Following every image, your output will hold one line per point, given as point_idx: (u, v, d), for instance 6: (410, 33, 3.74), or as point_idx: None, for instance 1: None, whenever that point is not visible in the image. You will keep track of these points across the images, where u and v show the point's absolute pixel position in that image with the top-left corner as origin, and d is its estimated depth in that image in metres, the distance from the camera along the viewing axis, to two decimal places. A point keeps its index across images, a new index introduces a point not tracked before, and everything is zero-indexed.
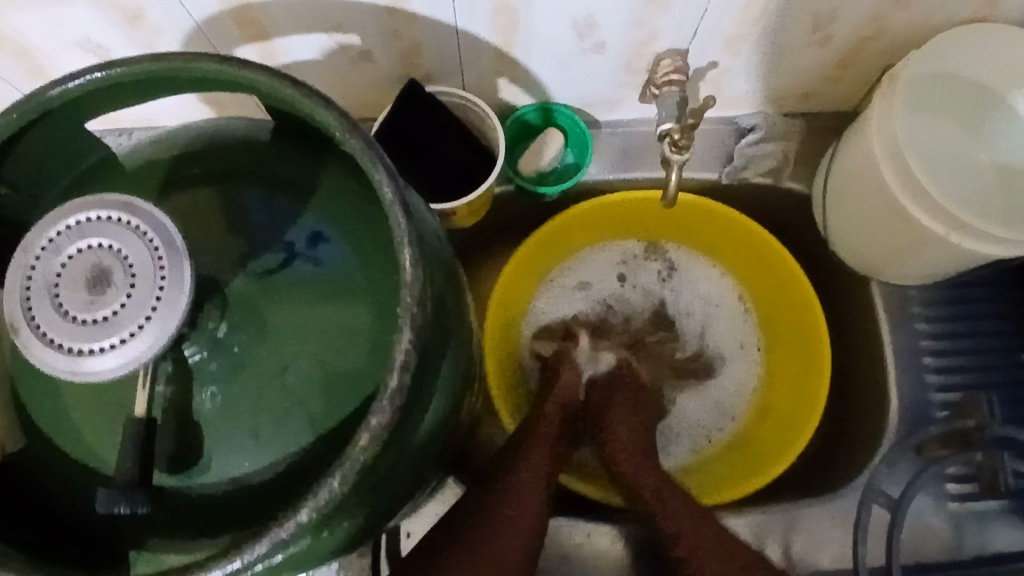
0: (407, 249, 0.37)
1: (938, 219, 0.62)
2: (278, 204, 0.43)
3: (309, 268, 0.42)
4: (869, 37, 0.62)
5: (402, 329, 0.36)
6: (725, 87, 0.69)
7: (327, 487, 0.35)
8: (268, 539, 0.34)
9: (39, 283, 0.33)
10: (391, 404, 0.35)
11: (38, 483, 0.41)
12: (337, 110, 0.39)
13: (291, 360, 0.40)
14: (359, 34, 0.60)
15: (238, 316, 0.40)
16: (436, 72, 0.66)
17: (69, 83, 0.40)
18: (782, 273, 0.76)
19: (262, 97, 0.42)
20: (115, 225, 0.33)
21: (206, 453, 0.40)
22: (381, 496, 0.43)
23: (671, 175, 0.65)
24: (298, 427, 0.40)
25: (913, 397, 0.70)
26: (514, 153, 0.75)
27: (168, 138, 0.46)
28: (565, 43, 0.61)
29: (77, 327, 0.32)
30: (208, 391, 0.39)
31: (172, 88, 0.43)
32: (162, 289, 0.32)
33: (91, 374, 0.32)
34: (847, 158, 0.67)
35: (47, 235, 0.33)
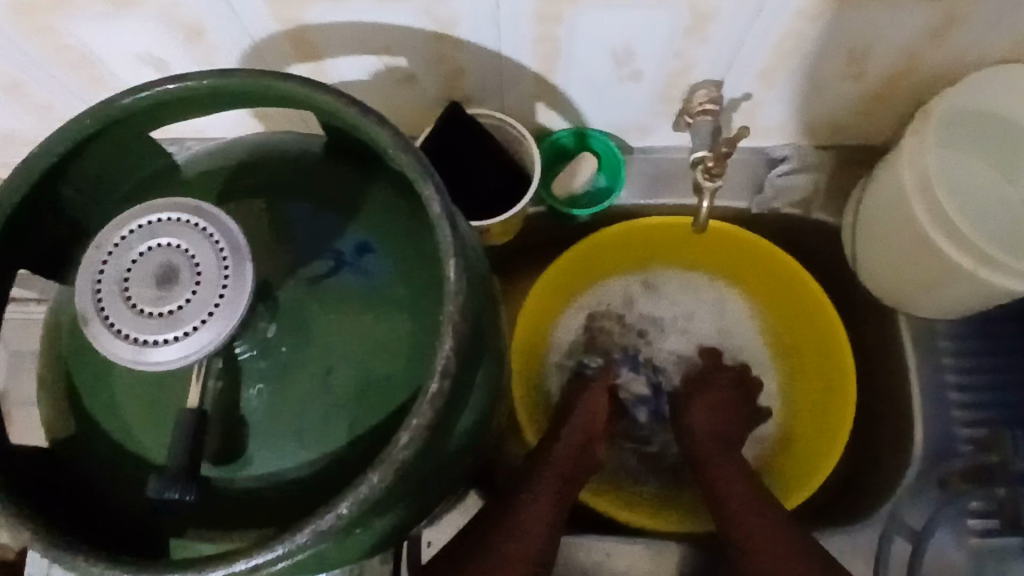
0: (452, 261, 0.39)
1: (967, 253, 0.63)
2: (329, 214, 0.45)
3: (356, 277, 0.44)
4: (902, 74, 0.64)
5: (444, 336, 0.38)
6: (757, 118, 0.71)
7: (366, 483, 0.36)
8: (309, 529, 0.36)
9: (111, 277, 0.35)
10: (431, 406, 0.37)
11: (89, 468, 0.43)
12: (391, 128, 0.41)
13: (335, 364, 0.42)
14: (406, 57, 0.62)
15: (287, 320, 0.42)
16: (476, 95, 0.69)
17: (142, 94, 0.43)
18: (810, 302, 0.77)
19: (319, 114, 0.44)
20: (184, 227, 0.35)
21: (250, 448, 0.41)
22: (414, 498, 0.45)
23: (702, 202, 0.66)
24: (340, 427, 0.42)
25: (939, 431, 0.69)
26: (547, 175, 0.77)
27: (226, 149, 0.49)
28: (603, 71, 0.64)
29: (146, 321, 0.34)
30: (255, 388, 0.41)
31: (233, 103, 0.46)
32: (224, 288, 0.34)
33: (154, 364, 0.34)
34: (879, 190, 0.68)
35: (120, 234, 0.36)
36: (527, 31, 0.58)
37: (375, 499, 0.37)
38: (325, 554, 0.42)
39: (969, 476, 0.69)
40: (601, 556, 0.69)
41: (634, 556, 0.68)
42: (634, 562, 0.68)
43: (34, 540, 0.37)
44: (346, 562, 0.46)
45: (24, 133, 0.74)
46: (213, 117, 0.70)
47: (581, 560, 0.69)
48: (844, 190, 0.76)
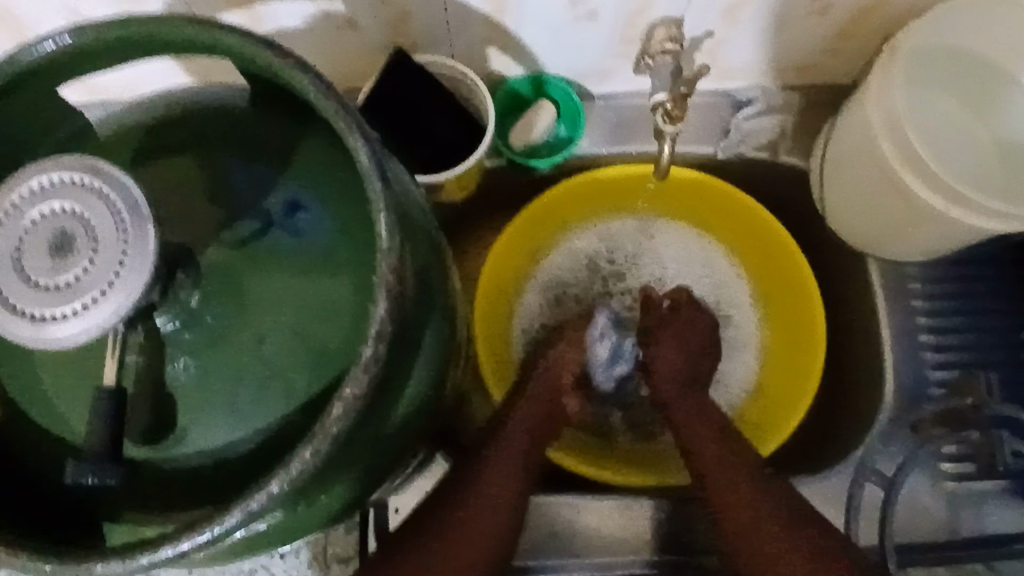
0: (385, 217, 0.36)
1: (937, 192, 0.60)
2: (256, 171, 0.42)
3: (287, 238, 0.41)
4: (870, 7, 0.61)
5: (378, 299, 0.35)
6: (723, 58, 0.68)
7: (299, 459, 0.33)
8: (240, 510, 0.33)
9: (3, 248, 0.32)
10: (366, 374, 0.34)
11: (8, 454, 0.40)
12: (313, 73, 0.37)
13: (267, 332, 0.39)
14: (345, 0, 0.58)
15: (213, 287, 0.39)
16: (424, 41, 0.65)
17: (40, 47, 0.38)
18: (778, 248, 0.75)
19: (237, 61, 0.40)
20: (79, 189, 0.32)
21: (180, 425, 0.39)
22: (363, 468, 0.43)
23: (664, 147, 0.62)
24: (277, 398, 0.39)
25: (910, 376, 0.69)
26: (504, 125, 0.73)
27: (144, 105, 0.45)
28: (557, 11, 0.60)
29: (42, 294, 0.31)
30: (182, 360, 0.38)
31: (145, 53, 0.41)
32: (125, 254, 0.31)
33: (54, 341, 0.31)
34: (846, 129, 0.65)
35: (12, 199, 0.32)
36: None
37: (312, 473, 0.35)
38: (268, 530, 0.40)
39: (943, 420, 0.68)
40: (573, 513, 0.67)
41: (605, 512, 0.67)
42: (605, 523, 0.66)
43: None
44: (296, 535, 0.44)
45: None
46: (144, 71, 0.65)
47: (551, 520, 0.67)
48: (814, 132, 0.73)
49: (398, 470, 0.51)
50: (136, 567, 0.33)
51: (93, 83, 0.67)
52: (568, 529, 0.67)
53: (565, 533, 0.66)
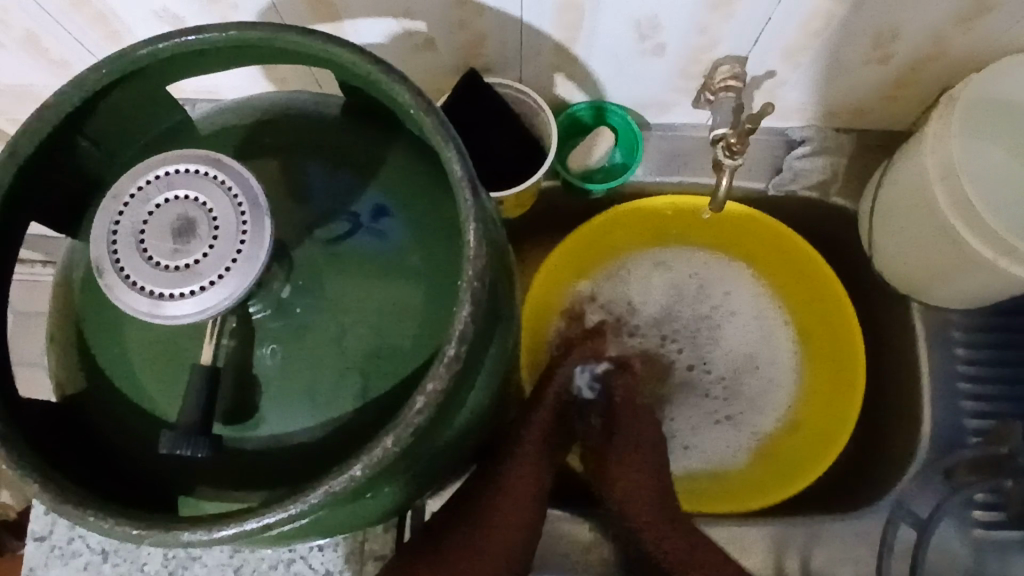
0: (473, 226, 0.38)
1: (989, 243, 0.61)
2: (346, 175, 0.44)
3: (372, 240, 0.43)
4: (928, 58, 0.63)
5: (462, 302, 0.37)
6: (780, 98, 0.70)
7: (380, 446, 0.35)
8: (322, 490, 0.35)
9: (127, 228, 0.34)
10: (447, 371, 0.36)
11: (94, 424, 0.42)
12: (412, 88, 0.40)
13: (349, 328, 0.41)
14: (426, 21, 0.61)
15: (303, 280, 0.41)
16: (495, 63, 0.68)
17: (159, 45, 0.41)
18: (821, 285, 0.76)
19: (339, 72, 0.43)
20: (202, 180, 0.34)
21: (262, 408, 0.41)
22: (421, 469, 0.44)
23: (721, 180, 0.65)
24: (353, 390, 0.41)
25: (949, 423, 0.69)
26: (564, 149, 0.75)
27: (242, 106, 0.48)
28: (626, 43, 0.62)
29: (161, 273, 0.33)
30: (269, 347, 0.41)
31: (250, 57, 0.44)
32: (243, 243, 0.33)
33: (170, 318, 0.33)
34: (901, 176, 0.67)
35: (137, 184, 0.34)
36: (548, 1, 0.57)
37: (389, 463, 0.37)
38: (332, 517, 0.42)
39: (977, 467, 0.68)
40: None
41: (634, 533, 0.67)
42: (631, 544, 0.67)
43: (43, 493, 0.36)
44: (350, 527, 0.46)
45: (30, 86, 0.72)
46: (227, 75, 0.69)
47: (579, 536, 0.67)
48: (864, 175, 0.75)
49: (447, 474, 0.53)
50: (221, 537, 0.35)
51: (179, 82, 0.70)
52: None
53: (593, 550, 0.67)
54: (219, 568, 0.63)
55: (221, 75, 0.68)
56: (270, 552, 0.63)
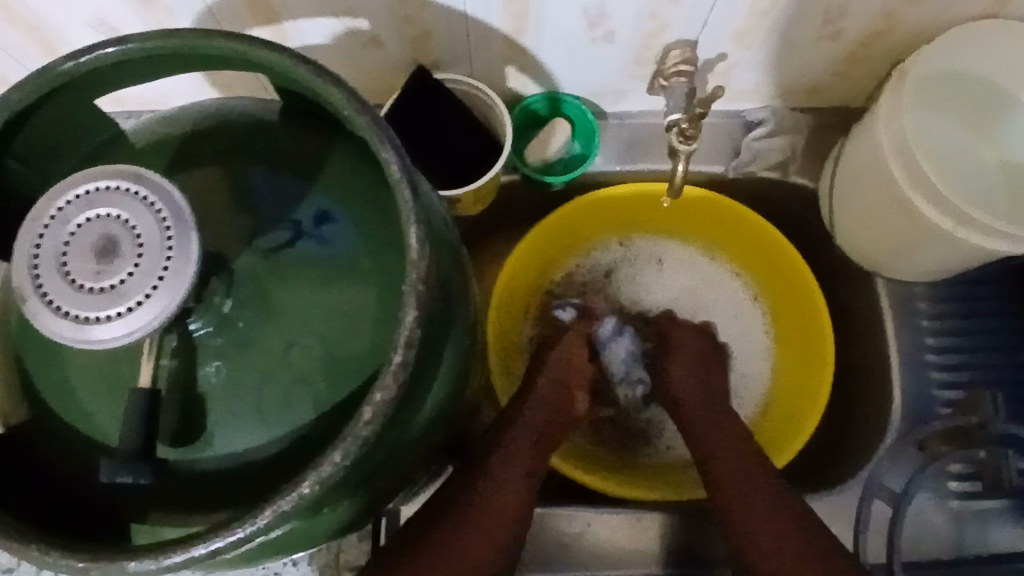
0: (414, 228, 0.37)
1: (946, 213, 0.61)
2: (286, 182, 0.43)
3: (315, 247, 0.42)
4: (879, 33, 0.62)
5: (407, 306, 0.36)
6: (736, 79, 0.69)
7: (330, 461, 0.34)
8: (271, 509, 0.33)
9: (47, 251, 0.32)
10: (395, 379, 0.35)
11: (38, 454, 0.41)
12: (347, 89, 0.39)
13: (296, 338, 0.40)
14: (370, 19, 0.60)
15: (245, 292, 0.40)
16: (444, 59, 0.66)
17: (81, 58, 0.39)
18: (786, 266, 0.76)
19: (272, 75, 0.42)
20: (125, 195, 0.33)
21: (209, 428, 0.39)
22: (379, 480, 0.43)
23: (678, 165, 0.64)
24: (304, 403, 0.40)
25: (917, 395, 0.69)
26: (520, 142, 0.74)
27: (177, 116, 0.46)
28: (575, 32, 0.61)
29: (85, 296, 0.31)
30: (212, 364, 0.39)
31: (180, 66, 0.43)
32: (169, 260, 0.32)
33: (97, 343, 0.31)
34: (858, 152, 0.67)
35: (56, 204, 0.33)
36: None
37: (341, 476, 0.35)
38: (289, 534, 0.41)
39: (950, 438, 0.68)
40: (583, 526, 0.67)
41: (613, 524, 0.67)
42: (613, 537, 0.67)
43: None
44: (310, 542, 0.45)
45: None
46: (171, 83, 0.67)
47: (560, 533, 0.67)
48: (823, 153, 0.75)
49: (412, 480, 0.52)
50: (169, 565, 0.33)
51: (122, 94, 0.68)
52: (577, 541, 0.67)
53: (574, 545, 0.67)
54: None
55: (165, 84, 0.67)
56: None
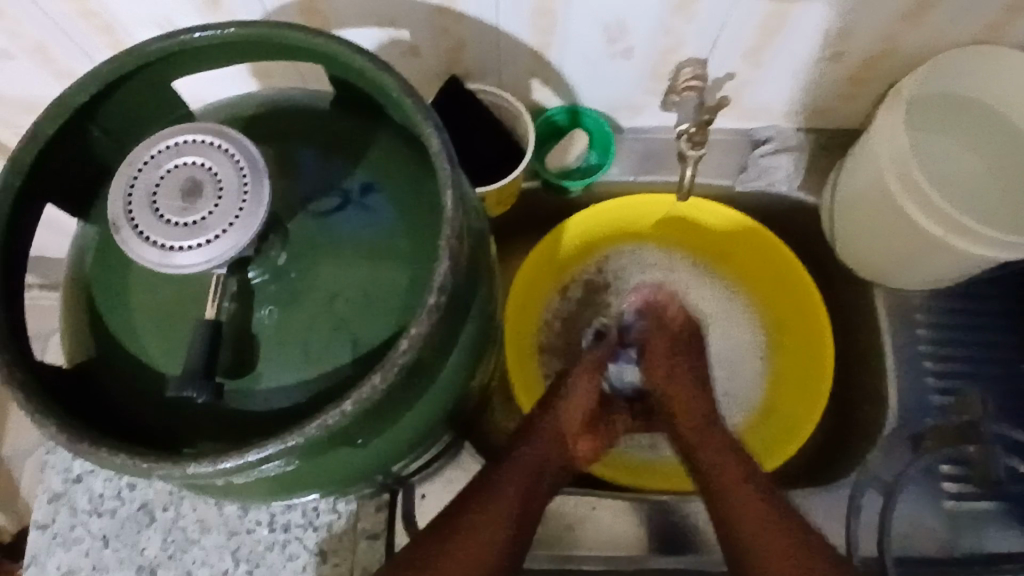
0: (450, 192, 0.43)
1: (935, 220, 0.66)
2: (335, 158, 0.49)
3: (360, 214, 0.47)
4: (876, 55, 0.68)
5: (442, 258, 0.41)
6: (743, 98, 0.75)
7: (369, 383, 0.38)
8: (317, 423, 0.37)
9: (141, 190, 0.37)
10: (430, 317, 0.40)
11: (99, 388, 0.45)
12: (398, 76, 0.45)
13: (340, 290, 0.45)
14: (411, 29, 0.66)
15: (297, 249, 0.45)
16: (476, 69, 0.73)
17: (166, 41, 0.45)
18: (790, 276, 0.81)
19: (330, 65, 0.48)
20: (208, 147, 0.38)
21: (259, 365, 0.44)
22: (407, 429, 0.47)
23: (685, 170, 0.70)
24: (343, 349, 0.44)
25: (913, 398, 0.72)
26: (541, 151, 0.79)
27: (239, 101, 0.52)
28: (597, 47, 0.68)
29: (171, 228, 0.37)
30: (267, 308, 0.44)
31: (250, 55, 0.49)
32: (244, 202, 0.37)
33: (178, 268, 0.36)
34: (855, 167, 0.72)
35: (150, 153, 0.38)
36: (525, 6, 0.63)
37: (378, 401, 0.39)
38: (322, 470, 0.44)
39: (944, 436, 0.71)
40: (587, 511, 0.70)
41: (616, 512, 0.69)
42: (615, 524, 0.69)
43: (57, 431, 0.38)
44: (335, 486, 0.48)
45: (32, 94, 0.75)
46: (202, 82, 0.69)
47: (565, 516, 0.70)
48: (824, 171, 0.80)
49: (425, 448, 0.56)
50: (224, 469, 0.37)
51: (186, 82, 0.68)
52: (581, 525, 0.69)
53: (578, 529, 0.69)
54: (216, 551, 0.65)
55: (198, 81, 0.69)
56: (264, 534, 0.65)
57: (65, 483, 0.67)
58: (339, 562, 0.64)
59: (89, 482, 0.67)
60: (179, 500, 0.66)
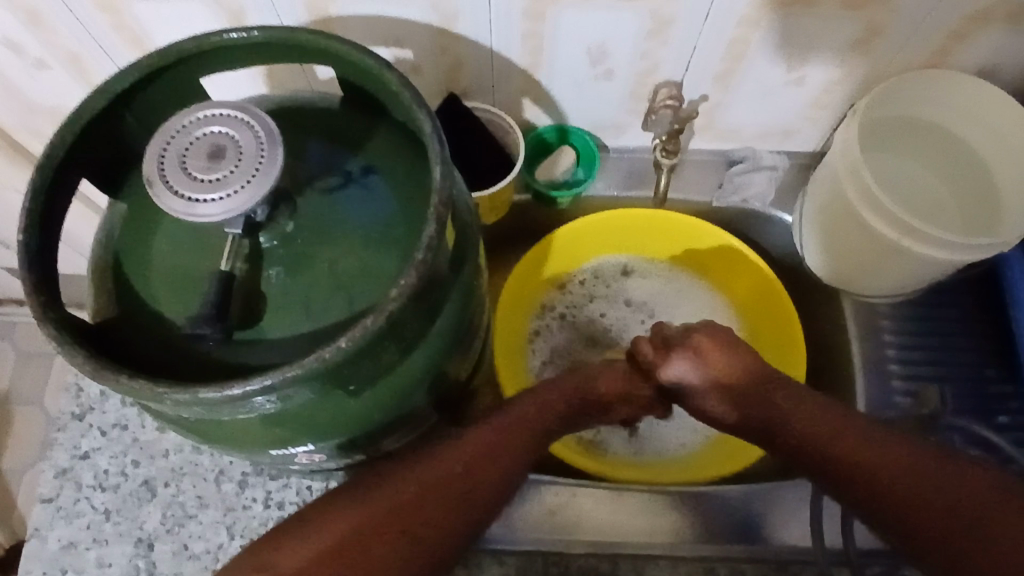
0: (439, 166, 0.48)
1: (892, 225, 0.71)
2: (339, 145, 0.55)
3: (360, 191, 0.52)
4: (836, 79, 0.75)
5: (429, 223, 0.47)
6: (718, 119, 0.82)
7: (362, 324, 0.43)
8: (314, 356, 0.42)
9: (172, 152, 0.43)
10: (417, 270, 0.45)
11: (119, 340, 0.49)
12: (397, 71, 0.52)
13: (339, 255, 0.50)
14: (414, 49, 0.73)
15: (303, 218, 0.51)
16: (473, 87, 0.80)
17: (195, 41, 0.52)
18: (764, 285, 0.86)
19: (338, 65, 0.54)
20: (233, 120, 0.44)
21: (265, 316, 0.49)
22: (396, 382, 0.52)
23: (661, 178, 0.81)
24: (339, 305, 0.49)
25: (877, 396, 0.76)
26: (531, 165, 0.86)
27: (257, 99, 0.58)
28: (581, 68, 0.75)
29: (196, 183, 0.42)
30: (274, 269, 0.49)
31: (268, 57, 0.55)
32: (261, 163, 0.43)
33: (201, 218, 0.42)
34: (820, 180, 0.77)
35: (182, 123, 0.44)
36: (515, 27, 0.70)
37: (369, 341, 0.44)
38: (317, 411, 0.49)
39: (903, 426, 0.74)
40: (569, 496, 0.73)
41: (596, 496, 0.73)
42: (596, 509, 0.72)
43: (83, 361, 0.43)
44: (330, 435, 0.52)
45: (65, 104, 0.82)
46: (223, 88, 0.76)
47: (545, 500, 0.72)
48: (794, 189, 0.86)
49: (408, 423, 0.59)
50: (230, 395, 0.42)
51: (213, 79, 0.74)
52: (563, 508, 0.72)
53: (559, 512, 0.72)
54: (212, 526, 0.68)
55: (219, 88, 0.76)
56: (259, 510, 0.69)
57: (72, 460, 0.71)
58: None
59: (95, 458, 0.71)
60: (180, 477, 0.70)
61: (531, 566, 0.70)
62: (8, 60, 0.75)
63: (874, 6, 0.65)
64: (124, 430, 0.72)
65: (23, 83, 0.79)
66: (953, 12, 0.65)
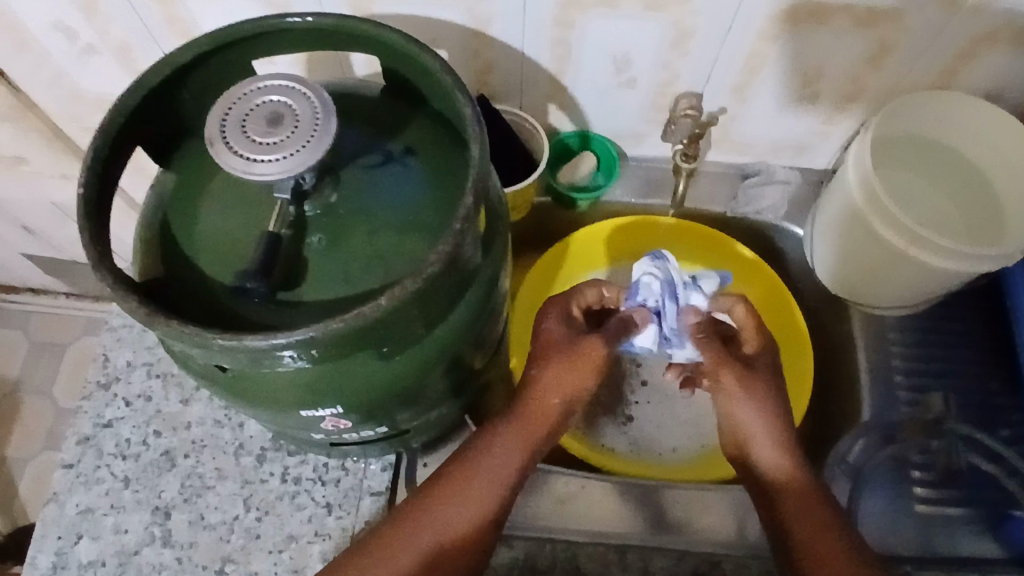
0: (476, 147, 0.51)
1: (900, 236, 0.74)
2: (382, 127, 0.57)
3: (399, 168, 0.55)
4: (849, 96, 0.78)
5: (466, 196, 0.49)
6: (734, 132, 0.85)
7: (401, 285, 0.46)
8: (355, 313, 0.45)
9: (234, 117, 0.46)
10: (455, 240, 0.48)
11: (164, 298, 0.52)
12: (440, 59, 0.54)
13: (378, 225, 0.52)
14: (448, 50, 0.77)
15: (346, 190, 0.53)
16: (501, 91, 0.83)
17: (251, 23, 0.55)
18: (775, 294, 0.88)
19: (383, 52, 0.57)
20: (290, 91, 0.47)
21: (306, 279, 0.51)
22: (423, 351, 0.54)
23: (680, 182, 0.84)
24: (375, 272, 0.51)
25: (882, 405, 0.78)
26: (553, 168, 0.89)
27: None
28: (606, 75, 0.78)
29: (255, 145, 0.45)
30: (316, 236, 0.52)
31: (317, 42, 0.58)
32: (316, 130, 0.46)
33: (258, 177, 0.45)
34: (831, 194, 0.80)
35: (243, 92, 0.47)
36: (546, 34, 0.73)
37: (405, 303, 0.47)
38: (350, 372, 0.51)
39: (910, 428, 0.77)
40: (578, 486, 0.74)
41: (606, 488, 0.74)
42: (606, 501, 0.73)
43: (138, 310, 0.45)
44: (358, 400, 0.54)
45: (109, 91, 0.86)
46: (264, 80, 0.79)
47: (556, 489, 0.73)
48: (806, 203, 0.89)
49: (426, 401, 0.61)
50: (275, 345, 0.44)
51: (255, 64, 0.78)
52: (573, 498, 0.73)
53: (570, 501, 0.73)
54: (229, 498, 0.70)
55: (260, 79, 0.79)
56: (276, 485, 0.70)
57: (95, 428, 0.73)
58: (345, 514, 0.69)
59: (117, 427, 0.73)
60: (200, 449, 0.72)
61: (541, 551, 0.72)
62: (60, 45, 0.78)
63: (886, 25, 0.69)
64: (148, 401, 0.74)
65: (71, 68, 0.82)
66: (961, 34, 0.69)
